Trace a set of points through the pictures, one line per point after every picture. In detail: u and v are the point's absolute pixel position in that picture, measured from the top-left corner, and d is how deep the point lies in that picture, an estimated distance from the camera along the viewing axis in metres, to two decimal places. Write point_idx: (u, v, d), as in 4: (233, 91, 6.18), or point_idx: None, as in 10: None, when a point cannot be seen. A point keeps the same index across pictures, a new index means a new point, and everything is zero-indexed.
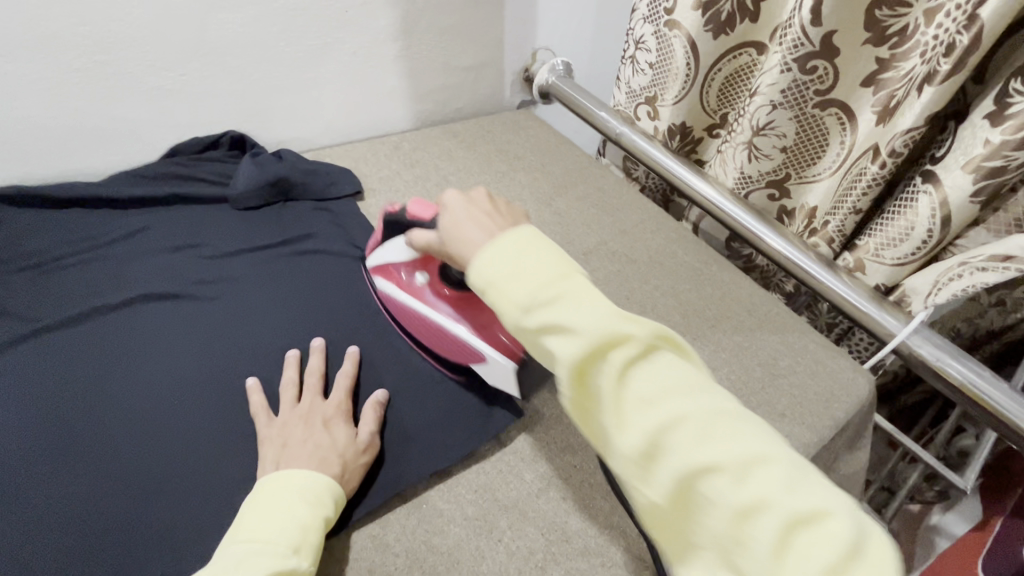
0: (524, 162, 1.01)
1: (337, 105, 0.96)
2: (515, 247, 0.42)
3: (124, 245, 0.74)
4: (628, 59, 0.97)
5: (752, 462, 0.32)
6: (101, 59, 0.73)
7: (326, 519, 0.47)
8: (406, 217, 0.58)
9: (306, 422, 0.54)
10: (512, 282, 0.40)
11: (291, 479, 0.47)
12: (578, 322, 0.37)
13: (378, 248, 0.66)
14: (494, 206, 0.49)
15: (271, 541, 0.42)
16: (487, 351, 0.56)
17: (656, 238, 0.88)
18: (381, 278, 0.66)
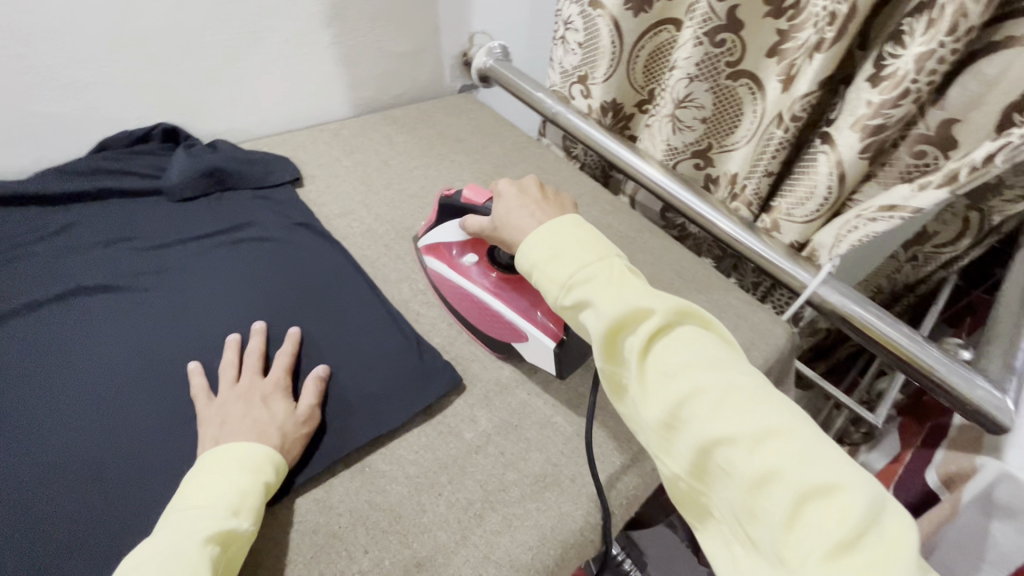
0: (463, 144, 1.03)
1: (272, 95, 0.96)
2: (560, 238, 0.50)
3: (54, 241, 0.73)
4: (559, 40, 1.00)
5: (763, 435, 0.38)
6: (14, 54, 0.70)
7: (267, 484, 0.49)
8: (460, 201, 0.64)
9: (245, 399, 0.55)
10: (554, 268, 0.49)
11: (229, 450, 0.49)
12: (612, 302, 0.45)
13: (428, 229, 0.69)
14: (541, 190, 0.59)
15: (208, 506, 0.45)
16: (529, 331, 0.59)
17: (592, 210, 0.92)
18: (430, 258, 0.69)
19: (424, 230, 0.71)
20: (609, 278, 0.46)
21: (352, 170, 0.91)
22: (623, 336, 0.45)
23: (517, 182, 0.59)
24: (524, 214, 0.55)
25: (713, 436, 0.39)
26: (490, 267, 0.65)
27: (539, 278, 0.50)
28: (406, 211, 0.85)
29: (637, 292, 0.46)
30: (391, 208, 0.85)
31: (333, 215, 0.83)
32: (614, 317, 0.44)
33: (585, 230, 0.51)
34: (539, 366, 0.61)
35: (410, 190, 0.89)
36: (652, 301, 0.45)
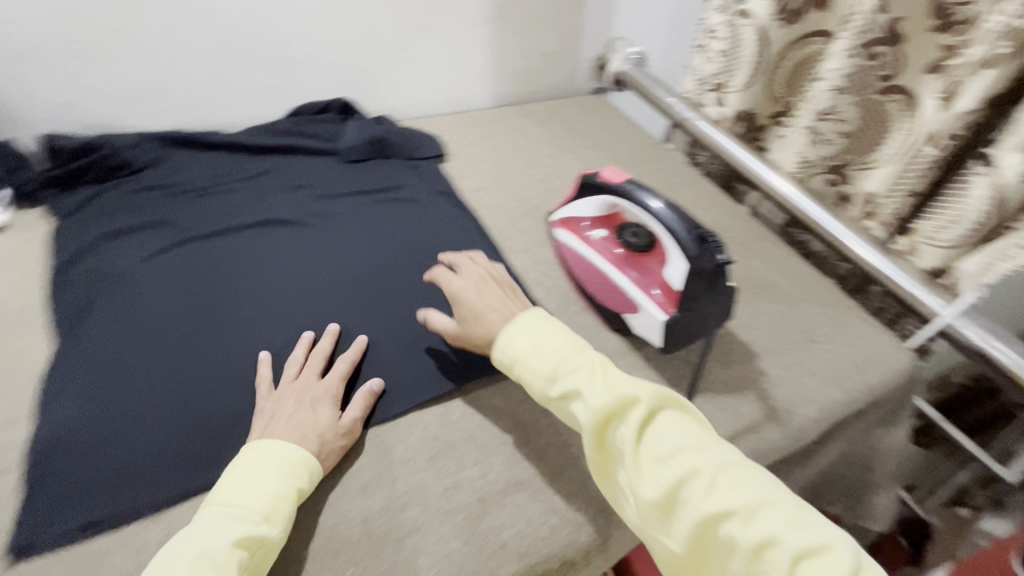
0: (590, 141, 1.09)
1: (431, 82, 1.09)
2: (535, 330, 0.55)
3: (254, 181, 0.85)
4: (699, 49, 1.03)
5: (755, 507, 0.41)
6: (252, 31, 0.87)
7: (299, 491, 0.48)
8: (598, 179, 0.70)
9: (297, 398, 0.55)
10: (535, 361, 0.53)
11: (265, 451, 0.48)
12: (599, 392, 0.49)
13: (563, 205, 0.77)
14: (497, 285, 0.62)
15: (241, 508, 0.44)
16: (643, 302, 0.64)
17: (711, 213, 0.93)
18: (562, 230, 0.77)
19: (559, 208, 0.79)
20: (591, 368, 0.50)
21: (489, 153, 1.00)
22: (612, 424, 0.48)
23: (470, 282, 0.62)
24: (489, 312, 0.58)
25: (708, 513, 0.41)
26: (614, 243, 0.71)
27: (521, 372, 0.53)
28: (533, 193, 0.93)
29: (621, 382, 0.50)
30: (520, 189, 0.93)
31: (470, 189, 0.92)
32: (602, 407, 0.48)
33: (558, 323, 0.57)
34: (646, 336, 0.66)
35: (539, 175, 0.97)
36: (634, 390, 0.49)
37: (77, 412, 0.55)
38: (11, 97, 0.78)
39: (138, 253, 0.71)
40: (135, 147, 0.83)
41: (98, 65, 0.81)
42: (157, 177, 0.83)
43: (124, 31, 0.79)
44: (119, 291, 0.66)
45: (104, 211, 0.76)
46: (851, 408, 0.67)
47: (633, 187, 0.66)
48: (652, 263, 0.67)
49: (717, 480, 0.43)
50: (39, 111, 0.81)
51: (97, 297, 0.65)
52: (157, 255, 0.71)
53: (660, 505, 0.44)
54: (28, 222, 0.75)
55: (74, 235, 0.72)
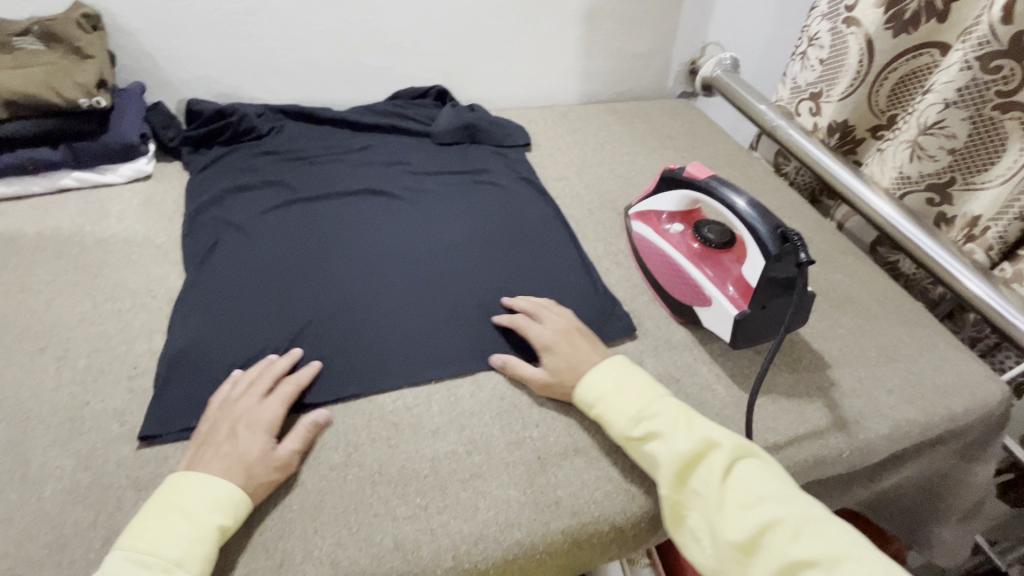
0: (674, 143, 1.09)
1: (522, 76, 1.13)
2: (615, 374, 0.57)
3: (358, 155, 0.94)
4: (799, 56, 1.01)
5: (839, 558, 0.42)
6: (365, 18, 0.95)
7: (221, 529, 0.45)
8: (682, 175, 0.71)
9: (229, 425, 0.51)
10: (617, 402, 0.55)
11: (187, 490, 0.46)
12: (683, 434, 0.51)
13: (643, 199, 0.79)
14: (581, 334, 0.63)
15: (151, 555, 0.42)
16: (715, 297, 0.65)
17: (794, 222, 0.91)
18: (639, 222, 0.78)
19: (638, 202, 0.81)
20: (675, 413, 0.53)
21: (572, 146, 1.03)
22: (693, 466, 0.50)
23: (554, 329, 0.63)
24: (582, 363, 0.59)
25: (791, 558, 0.43)
26: (691, 238, 0.72)
27: (603, 410, 0.55)
28: (612, 187, 0.95)
29: (702, 427, 0.52)
30: (599, 182, 0.96)
31: (550, 178, 0.96)
32: (685, 449, 0.50)
33: (639, 370, 0.60)
34: (716, 331, 0.67)
35: (619, 171, 0.99)
36: (716, 437, 0.51)
37: (197, 332, 0.63)
38: (166, 63, 0.90)
39: (257, 207, 0.80)
40: (259, 118, 0.93)
41: (237, 41, 0.91)
42: (275, 143, 0.93)
43: (262, 12, 0.89)
44: (241, 237, 0.75)
45: (230, 169, 0.86)
46: (929, 431, 0.64)
47: (717, 184, 0.67)
48: (734, 257, 0.68)
49: (799, 527, 0.45)
50: (186, 79, 0.93)
51: (221, 240, 0.74)
52: (274, 211, 0.80)
53: (742, 547, 0.45)
54: (171, 171, 0.86)
55: (205, 188, 0.82)
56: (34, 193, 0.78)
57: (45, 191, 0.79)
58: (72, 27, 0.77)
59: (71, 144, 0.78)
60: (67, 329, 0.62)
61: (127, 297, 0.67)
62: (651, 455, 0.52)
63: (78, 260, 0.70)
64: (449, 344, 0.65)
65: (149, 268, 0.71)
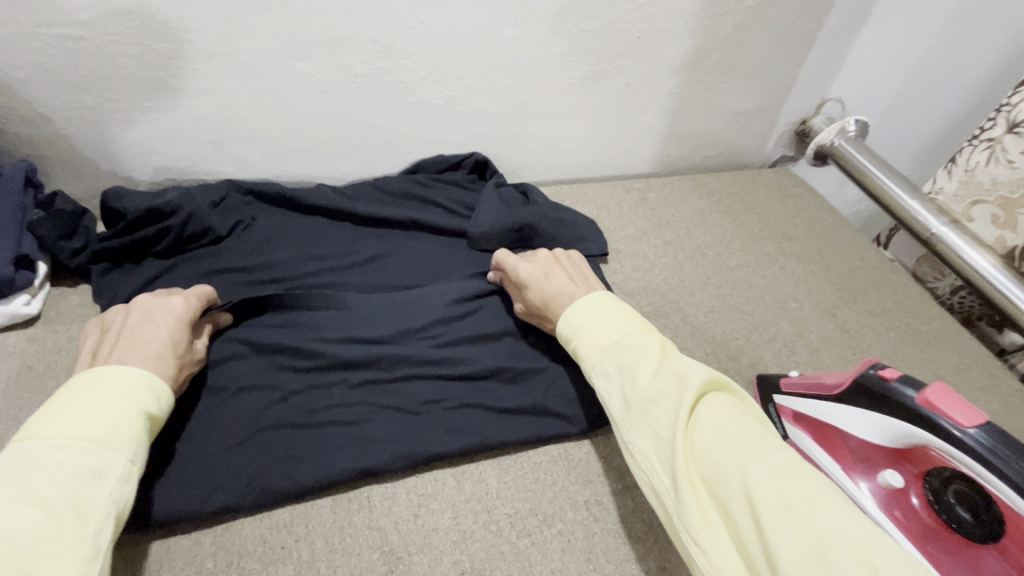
0: (795, 246, 0.80)
1: (587, 141, 0.83)
2: (597, 308, 0.49)
3: (363, 272, 0.64)
4: (983, 142, 0.73)
5: (815, 509, 0.32)
6: (382, 66, 0.64)
7: (146, 411, 0.40)
8: (906, 396, 0.43)
9: (144, 316, 0.46)
10: (592, 334, 0.48)
11: (97, 378, 0.39)
12: (650, 369, 0.42)
13: (810, 397, 0.51)
14: (563, 267, 0.57)
15: (62, 436, 0.36)
16: None
17: (990, 400, 0.64)
18: (807, 439, 0.51)
19: (794, 391, 0.54)
20: (645, 347, 0.44)
21: (662, 254, 0.74)
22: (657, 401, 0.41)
23: (535, 258, 0.58)
24: (558, 295, 0.53)
25: (753, 504, 0.33)
26: (911, 496, 0.45)
27: (579, 343, 0.48)
28: (729, 331, 0.66)
29: (674, 363, 0.43)
30: (709, 321, 0.67)
31: (641, 312, 0.66)
32: (648, 383, 0.41)
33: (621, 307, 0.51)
34: None
35: (734, 300, 0.70)
36: (685, 370, 0.41)
37: None
38: (72, 128, 0.59)
39: (206, 387, 0.50)
40: (217, 212, 0.63)
41: (185, 98, 0.60)
42: (241, 253, 0.62)
43: (223, 58, 0.59)
44: (164, 455, 0.45)
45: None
46: None
47: (994, 442, 0.39)
48: None
49: (774, 473, 0.34)
50: (106, 148, 0.62)
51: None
52: (247, 391, 0.50)
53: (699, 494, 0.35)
54: (72, 305, 0.56)
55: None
56: None
57: None
58: None
59: None
60: None
61: None
62: (614, 393, 0.43)
63: None
64: None
65: None
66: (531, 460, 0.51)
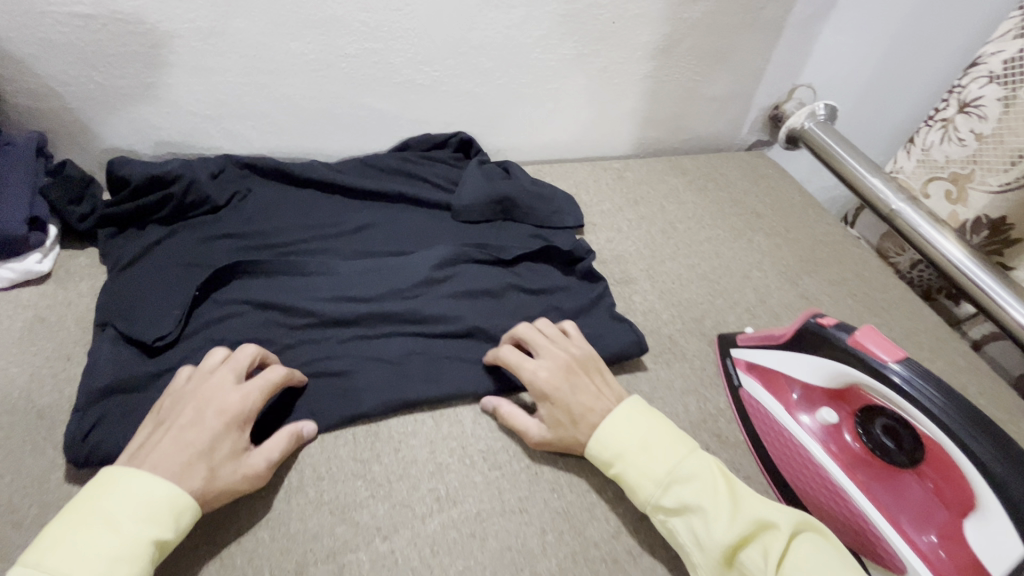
0: (763, 222, 0.85)
1: (568, 124, 0.88)
2: (632, 426, 0.48)
3: (353, 239, 0.68)
4: (939, 123, 0.78)
5: None
6: (371, 47, 0.69)
7: (156, 542, 0.38)
8: (842, 340, 0.48)
9: (196, 412, 0.44)
10: (643, 461, 0.46)
11: (113, 496, 0.39)
12: (727, 515, 0.42)
13: (761, 348, 0.56)
14: (585, 372, 0.52)
15: (62, 574, 0.35)
16: (904, 552, 0.43)
17: (938, 359, 0.68)
18: (756, 385, 0.56)
19: (748, 344, 0.58)
20: (711, 481, 0.44)
21: (636, 227, 0.78)
22: (740, 550, 0.42)
23: (553, 361, 0.52)
24: (589, 413, 0.49)
25: None
26: (846, 431, 0.50)
27: (625, 470, 0.46)
28: (695, 297, 0.70)
29: (745, 502, 0.44)
30: (677, 288, 0.71)
31: (613, 279, 0.71)
32: (730, 533, 0.41)
33: (656, 415, 0.50)
34: None
35: (701, 269, 0.74)
36: (769, 516, 0.42)
37: None
38: (80, 101, 0.63)
39: (207, 336, 0.54)
40: (214, 181, 0.67)
41: (185, 75, 0.65)
42: (238, 220, 0.66)
43: (221, 37, 0.63)
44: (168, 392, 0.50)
45: (168, 264, 0.59)
46: None
47: (914, 374, 0.43)
48: (939, 480, 0.44)
49: None
50: (110, 122, 0.66)
51: (98, 427, 0.46)
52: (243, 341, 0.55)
53: None
54: (81, 266, 0.60)
55: (127, 298, 0.55)
56: None
57: None
58: None
59: None
60: None
61: None
62: (684, 531, 0.43)
63: None
64: None
65: (18, 459, 0.45)
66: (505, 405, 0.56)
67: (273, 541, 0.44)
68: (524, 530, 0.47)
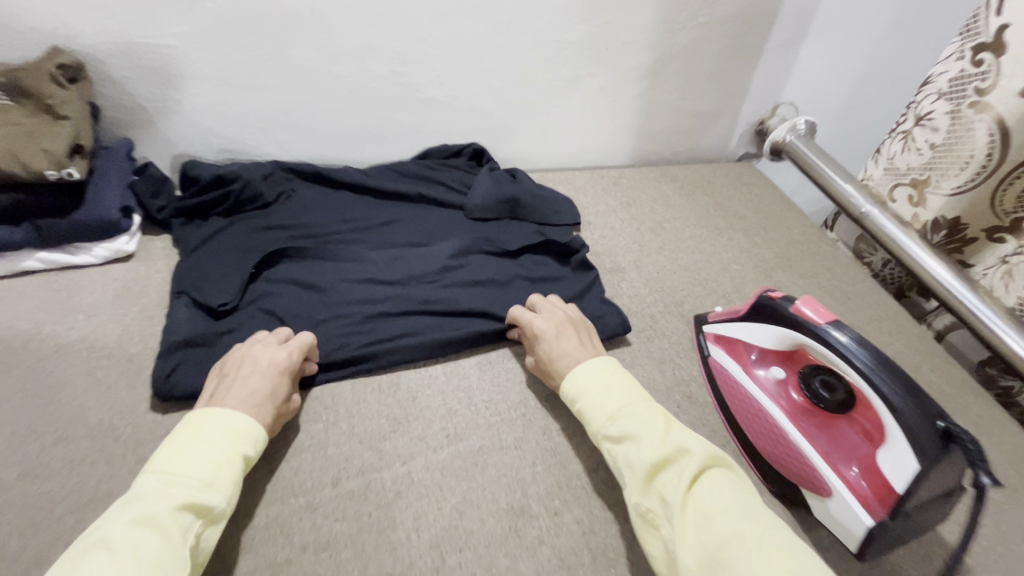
0: (744, 223, 0.94)
1: (570, 136, 0.99)
2: (602, 370, 0.56)
3: (381, 231, 0.80)
4: (901, 134, 0.87)
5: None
6: (399, 70, 0.81)
7: (243, 458, 0.47)
8: (788, 310, 0.56)
9: (256, 366, 0.54)
10: (602, 397, 0.54)
11: (207, 421, 0.48)
12: (658, 442, 0.48)
13: (726, 320, 0.65)
14: (575, 327, 0.62)
15: (182, 474, 0.44)
16: (833, 482, 0.51)
17: (895, 342, 0.77)
18: (723, 352, 0.65)
19: (717, 319, 0.67)
20: (649, 417, 0.51)
21: (627, 226, 0.89)
22: (663, 472, 0.47)
23: (550, 316, 0.63)
24: (565, 356, 0.59)
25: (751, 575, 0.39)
26: (795, 387, 0.59)
27: (585, 405, 0.54)
28: (677, 284, 0.80)
29: (678, 435, 0.49)
30: (662, 277, 0.81)
31: (605, 268, 0.81)
32: (656, 455, 0.47)
33: (620, 371, 0.57)
34: (830, 525, 0.52)
35: (684, 262, 0.84)
36: (691, 445, 0.48)
37: None
38: (161, 113, 0.77)
39: (261, 304, 0.66)
40: (265, 181, 0.79)
41: (245, 92, 0.78)
42: (286, 214, 0.78)
43: (276, 62, 0.76)
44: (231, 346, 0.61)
45: (232, 250, 0.71)
46: None
47: (855, 345, 0.50)
48: (867, 423, 0.53)
49: (768, 548, 0.40)
50: (182, 131, 0.79)
51: (178, 369, 0.58)
52: (290, 309, 0.66)
53: (704, 565, 0.41)
54: (158, 248, 0.73)
55: (199, 275, 0.67)
56: None
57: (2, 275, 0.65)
58: (46, 81, 0.64)
59: (36, 221, 0.64)
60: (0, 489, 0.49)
61: (84, 438, 0.53)
62: (623, 457, 0.50)
63: (30, 379, 0.57)
64: (484, 530, 0.51)
65: (115, 393, 0.57)
66: (506, 367, 0.66)
67: (314, 461, 0.54)
68: (518, 462, 0.56)
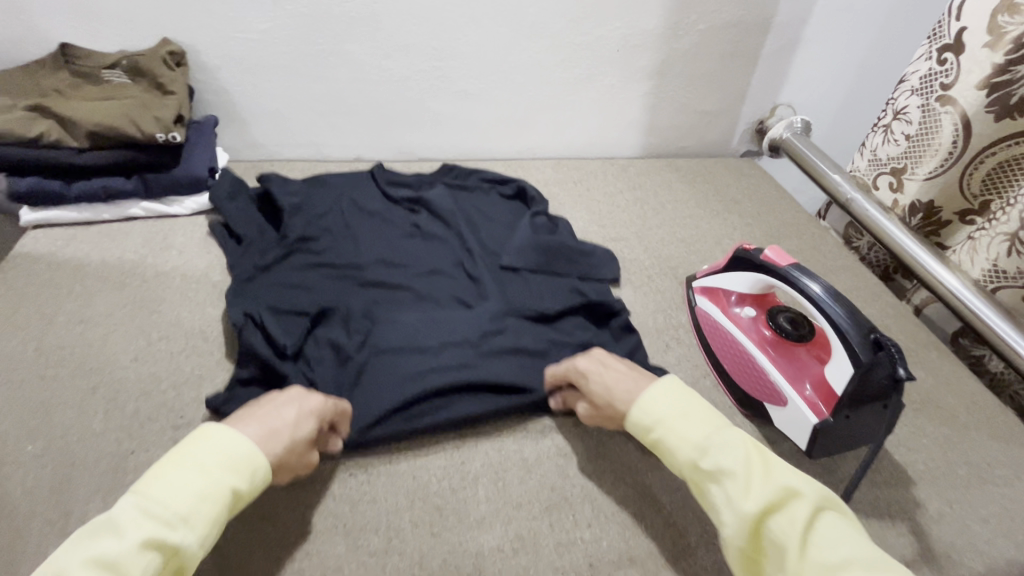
0: (740, 207, 1.05)
1: (584, 129, 1.12)
2: (671, 401, 0.53)
3: None
4: (882, 128, 0.96)
5: None
6: (437, 65, 0.95)
7: (234, 490, 0.44)
8: (759, 258, 0.66)
9: (281, 400, 0.52)
10: (681, 424, 0.51)
11: (207, 443, 0.45)
12: (755, 482, 0.45)
13: (709, 273, 0.75)
14: (629, 366, 0.60)
15: (158, 505, 0.41)
16: (791, 396, 0.61)
17: (868, 307, 0.86)
18: (705, 299, 0.75)
19: (702, 274, 0.77)
20: (735, 449, 0.48)
21: (632, 205, 1.00)
22: (767, 519, 0.44)
23: (600, 355, 0.61)
24: (618, 390, 0.57)
25: None
26: (764, 324, 0.68)
27: (663, 434, 0.52)
28: (673, 253, 0.91)
29: (779, 474, 0.46)
30: (660, 246, 0.92)
31: (610, 237, 0.92)
32: (759, 496, 0.44)
33: (695, 399, 0.54)
34: (790, 433, 0.62)
35: (681, 235, 0.95)
36: (800, 486, 0.45)
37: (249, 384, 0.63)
38: (241, 96, 0.92)
39: None
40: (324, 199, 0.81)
41: (310, 80, 0.93)
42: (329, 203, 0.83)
43: (336, 55, 0.91)
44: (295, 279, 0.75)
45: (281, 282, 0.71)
46: None
47: (829, 296, 0.58)
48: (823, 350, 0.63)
49: None
50: (255, 111, 0.94)
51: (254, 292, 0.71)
52: None
53: None
54: None
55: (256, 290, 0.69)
56: (103, 219, 0.81)
57: (113, 219, 0.81)
58: (157, 64, 0.80)
59: (143, 175, 0.79)
60: (120, 368, 0.63)
61: (181, 337, 0.67)
62: (720, 494, 0.47)
63: (138, 294, 0.71)
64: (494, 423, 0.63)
65: (204, 307, 0.71)
66: None
67: None
68: None
